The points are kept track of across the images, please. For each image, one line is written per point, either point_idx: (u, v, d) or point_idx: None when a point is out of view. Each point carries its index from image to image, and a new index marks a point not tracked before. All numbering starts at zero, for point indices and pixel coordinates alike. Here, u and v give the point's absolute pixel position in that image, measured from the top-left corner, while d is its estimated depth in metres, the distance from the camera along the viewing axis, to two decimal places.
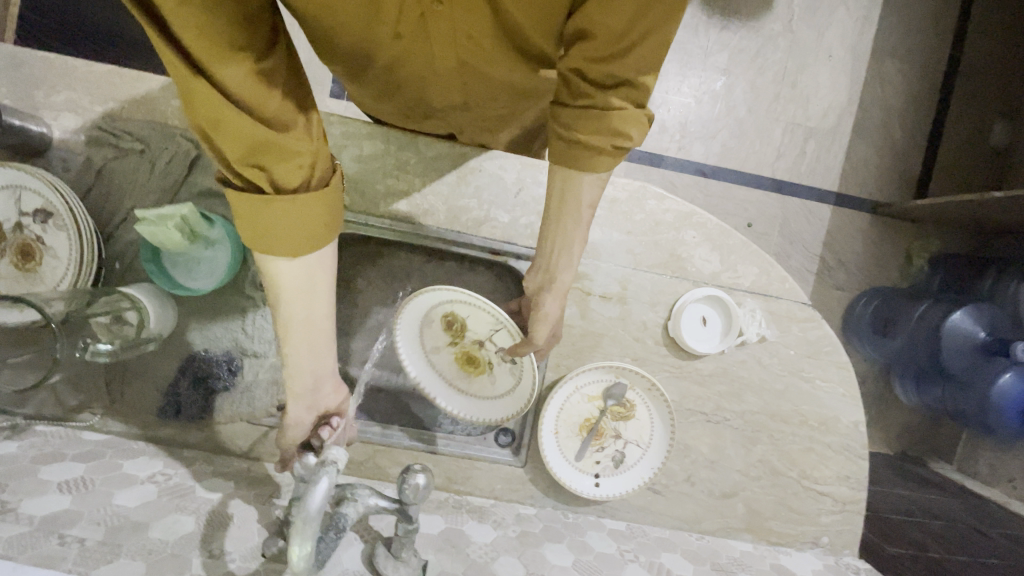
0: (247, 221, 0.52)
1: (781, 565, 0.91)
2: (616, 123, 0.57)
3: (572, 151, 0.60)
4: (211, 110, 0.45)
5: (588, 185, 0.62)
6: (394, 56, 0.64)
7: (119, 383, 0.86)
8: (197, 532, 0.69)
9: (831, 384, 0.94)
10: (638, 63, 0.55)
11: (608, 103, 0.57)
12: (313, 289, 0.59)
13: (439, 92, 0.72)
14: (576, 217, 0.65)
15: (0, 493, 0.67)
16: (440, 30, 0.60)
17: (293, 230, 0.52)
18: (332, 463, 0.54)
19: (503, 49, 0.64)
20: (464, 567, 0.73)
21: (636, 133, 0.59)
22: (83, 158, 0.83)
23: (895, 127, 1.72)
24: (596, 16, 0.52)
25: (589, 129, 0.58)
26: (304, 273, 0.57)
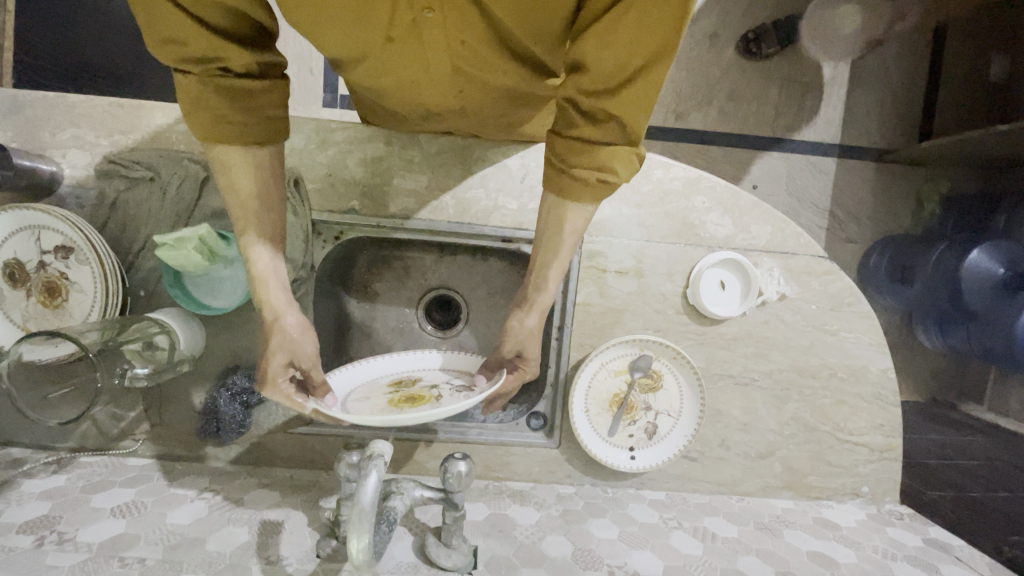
0: (201, 122, 0.56)
1: (824, 518, 0.92)
2: (603, 158, 0.58)
3: (564, 179, 0.62)
4: (173, 26, 0.50)
5: (574, 214, 0.65)
6: (387, 59, 0.65)
7: (156, 408, 0.88)
8: (251, 541, 0.70)
9: (856, 334, 0.94)
10: (626, 107, 0.55)
11: (599, 138, 0.58)
12: (269, 184, 0.64)
13: (434, 98, 0.74)
14: (559, 242, 0.68)
15: (56, 525, 0.71)
16: (431, 35, 0.59)
17: (249, 126, 0.57)
18: (378, 457, 0.55)
19: (498, 53, 0.63)
20: (513, 549, 0.74)
21: (620, 169, 0.59)
22: (95, 192, 0.84)
23: (892, 71, 1.69)
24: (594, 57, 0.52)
25: (580, 161, 0.60)
26: (256, 163, 0.61)
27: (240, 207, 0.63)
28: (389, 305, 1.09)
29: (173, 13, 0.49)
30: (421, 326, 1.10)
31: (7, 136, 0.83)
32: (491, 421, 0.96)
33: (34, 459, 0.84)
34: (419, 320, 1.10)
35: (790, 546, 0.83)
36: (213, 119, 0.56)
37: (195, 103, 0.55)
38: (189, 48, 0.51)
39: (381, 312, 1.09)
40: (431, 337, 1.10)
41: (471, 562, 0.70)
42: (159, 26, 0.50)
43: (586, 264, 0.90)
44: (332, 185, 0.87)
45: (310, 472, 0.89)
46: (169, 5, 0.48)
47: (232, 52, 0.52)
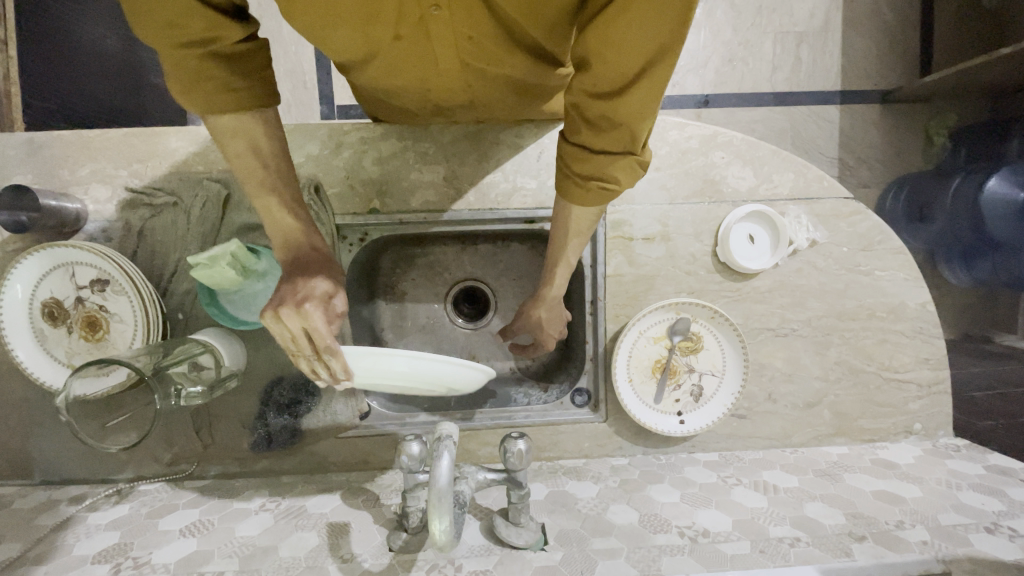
0: (206, 99, 0.55)
1: (881, 458, 0.92)
2: (603, 168, 0.59)
3: (567, 183, 0.63)
4: (173, 9, 0.48)
5: (582, 216, 0.66)
6: (396, 56, 0.64)
7: (207, 429, 0.89)
8: (323, 543, 0.71)
9: (891, 271, 0.93)
10: (628, 120, 0.54)
11: (600, 148, 0.58)
12: (274, 144, 0.63)
13: (445, 94, 0.75)
14: (567, 240, 0.71)
15: (130, 551, 0.72)
16: (439, 31, 0.59)
17: (249, 99, 0.57)
18: (447, 438, 0.57)
19: (505, 46, 0.63)
20: (580, 522, 0.74)
21: (621, 178, 0.60)
22: (122, 223, 0.85)
23: (886, 8, 1.66)
24: (598, 63, 0.51)
25: (583, 168, 0.61)
26: (255, 129, 0.60)
27: (253, 178, 0.62)
28: (417, 303, 1.09)
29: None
30: (451, 320, 1.09)
31: (28, 178, 0.84)
32: (535, 404, 0.97)
33: (97, 491, 0.85)
34: (449, 314, 1.10)
35: (852, 488, 0.83)
36: (218, 91, 0.55)
37: (194, 80, 0.53)
38: (183, 28, 0.50)
39: (410, 310, 1.09)
40: (463, 330, 1.10)
41: (541, 538, 0.70)
42: (154, 12, 0.48)
43: (612, 235, 0.90)
44: (351, 188, 0.87)
45: (365, 474, 0.90)
46: None
47: (228, 29, 0.52)
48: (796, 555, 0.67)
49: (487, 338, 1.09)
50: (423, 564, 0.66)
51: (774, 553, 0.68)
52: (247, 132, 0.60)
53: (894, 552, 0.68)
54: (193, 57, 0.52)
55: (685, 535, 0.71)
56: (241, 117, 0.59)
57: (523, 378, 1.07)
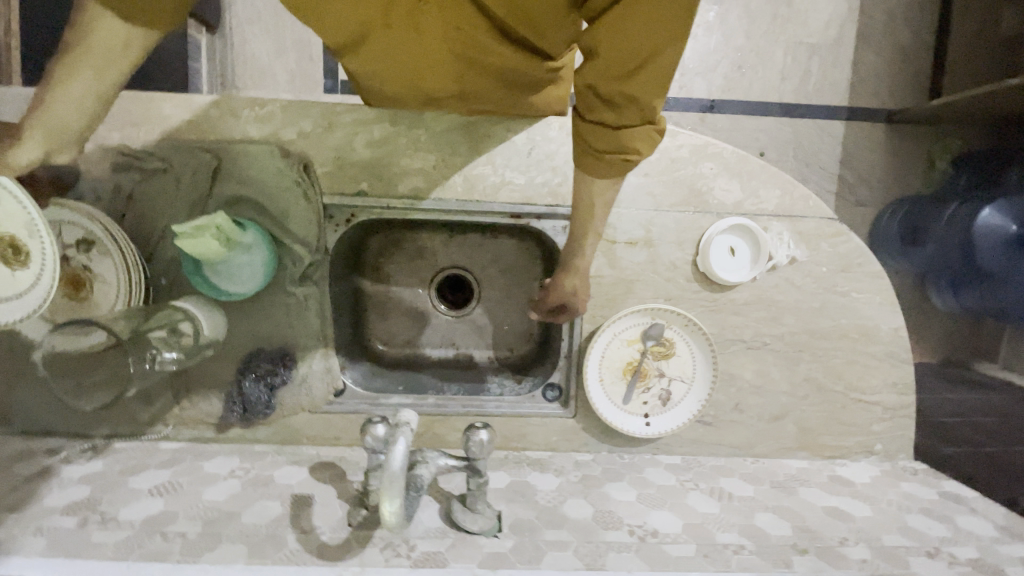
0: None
1: (839, 475, 0.94)
2: (624, 140, 0.61)
3: (589, 158, 0.65)
4: None
5: (605, 187, 0.69)
6: (386, 43, 0.65)
7: (184, 393, 0.91)
8: (285, 513, 0.73)
9: (868, 295, 0.95)
10: (642, 96, 0.56)
11: (620, 124, 0.60)
12: (124, 51, 0.67)
13: (435, 85, 0.75)
14: (593, 212, 0.74)
15: (97, 506, 0.74)
16: (427, 19, 0.61)
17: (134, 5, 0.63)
18: (405, 425, 0.59)
19: (495, 41, 0.65)
20: (536, 513, 0.76)
21: (642, 150, 0.62)
22: (112, 185, 0.86)
23: (901, 27, 1.64)
24: (614, 45, 0.53)
25: (603, 142, 0.62)
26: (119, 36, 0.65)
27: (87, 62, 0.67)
28: (401, 286, 1.10)
29: None
30: (433, 306, 1.10)
31: None
32: (508, 395, 0.99)
33: (73, 445, 0.88)
34: (432, 300, 1.11)
35: (806, 502, 0.85)
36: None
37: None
38: None
39: (393, 293, 1.10)
40: (444, 317, 1.11)
41: (496, 526, 0.72)
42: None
43: None
44: (340, 169, 0.88)
45: (336, 449, 0.92)
46: None
47: None
48: (738, 562, 0.70)
49: (467, 327, 1.11)
50: (378, 541, 0.69)
51: (717, 558, 0.70)
52: (112, 34, 0.65)
53: (833, 567, 0.70)
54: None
55: (634, 534, 0.73)
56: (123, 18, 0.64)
57: (498, 368, 1.09)
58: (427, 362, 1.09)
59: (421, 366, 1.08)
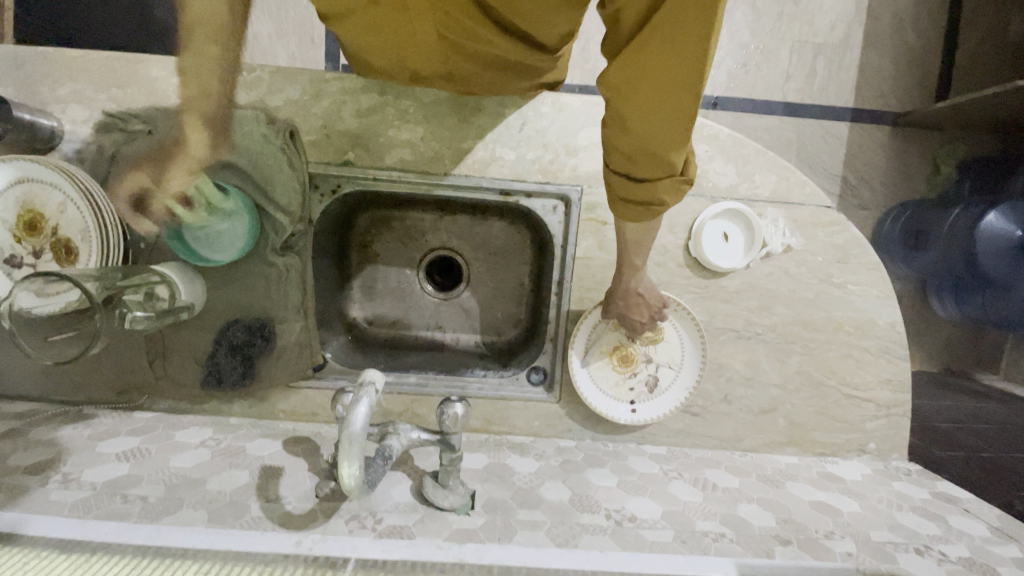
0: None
1: (829, 472, 0.91)
2: (648, 193, 0.62)
3: (620, 207, 0.66)
4: None
5: (637, 231, 0.71)
6: (372, 16, 0.63)
7: (160, 362, 0.89)
8: (252, 482, 0.72)
9: (864, 287, 0.92)
10: (666, 154, 0.57)
11: (645, 178, 0.61)
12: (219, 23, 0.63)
13: (423, 63, 0.73)
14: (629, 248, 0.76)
15: (61, 467, 0.72)
16: (414, 0, 0.58)
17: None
18: (370, 385, 0.57)
19: (482, 26, 0.62)
20: (511, 493, 0.74)
21: (671, 199, 0.63)
22: (95, 146, 0.85)
23: (909, 29, 1.62)
24: (635, 116, 0.54)
25: (635, 195, 0.63)
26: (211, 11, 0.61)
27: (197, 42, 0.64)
28: (389, 265, 1.09)
29: None
30: (421, 286, 1.09)
31: (8, 91, 0.84)
32: (492, 377, 0.97)
33: (44, 411, 0.86)
34: (420, 281, 1.10)
35: (792, 496, 0.82)
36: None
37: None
38: None
39: (380, 271, 1.09)
40: (431, 298, 1.09)
41: (469, 503, 0.70)
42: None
43: (585, 217, 0.89)
44: (328, 138, 0.87)
45: (312, 425, 0.90)
46: None
47: None
48: (716, 549, 0.67)
49: (455, 309, 1.09)
50: (344, 512, 0.66)
51: (695, 544, 0.68)
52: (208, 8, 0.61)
53: (815, 559, 0.67)
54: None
55: (611, 517, 0.71)
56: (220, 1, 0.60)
57: (485, 352, 1.07)
58: (412, 343, 1.08)
59: (405, 347, 1.07)
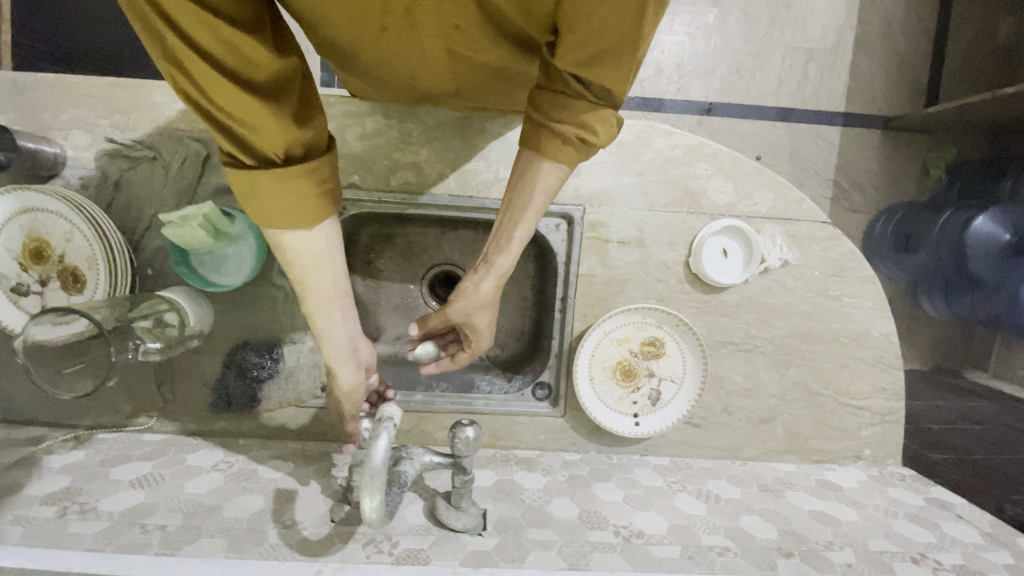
0: (282, 210, 0.51)
1: (826, 479, 0.94)
2: (583, 118, 0.54)
3: (542, 134, 0.57)
4: (253, 125, 0.45)
5: (548, 174, 0.59)
6: (381, 42, 0.62)
7: (169, 385, 0.89)
8: (267, 507, 0.73)
9: (859, 299, 0.95)
10: (608, 70, 0.51)
11: (580, 96, 0.53)
12: (323, 256, 0.57)
13: (432, 79, 0.74)
14: (529, 199, 0.60)
15: (77, 496, 0.73)
16: (426, 22, 0.58)
17: (287, 207, 0.51)
18: (389, 420, 0.58)
19: (490, 37, 0.62)
20: (521, 512, 0.76)
21: (600, 130, 0.55)
22: (98, 171, 0.85)
23: (898, 34, 1.65)
24: (578, 13, 0.47)
25: (560, 117, 0.55)
26: (314, 242, 0.56)
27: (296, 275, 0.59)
28: (392, 281, 1.10)
29: (225, 88, 0.42)
30: (425, 302, 1.10)
31: (8, 119, 0.83)
32: (497, 392, 0.98)
33: (54, 436, 0.86)
34: (424, 296, 1.11)
35: (792, 505, 0.85)
36: (283, 208, 0.51)
37: (264, 200, 0.50)
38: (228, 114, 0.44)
39: (383, 288, 1.09)
40: None
41: (480, 523, 0.72)
42: (212, 93, 0.43)
43: (588, 235, 0.91)
44: None
45: (322, 444, 0.91)
46: (231, 88, 0.42)
47: (275, 129, 0.46)
48: (722, 564, 0.70)
49: None
50: (360, 536, 0.68)
51: (701, 560, 0.70)
52: (308, 244, 0.56)
53: (816, 571, 0.70)
54: (222, 116, 0.44)
55: (619, 534, 0.73)
56: (305, 227, 0.54)
57: (489, 365, 1.09)
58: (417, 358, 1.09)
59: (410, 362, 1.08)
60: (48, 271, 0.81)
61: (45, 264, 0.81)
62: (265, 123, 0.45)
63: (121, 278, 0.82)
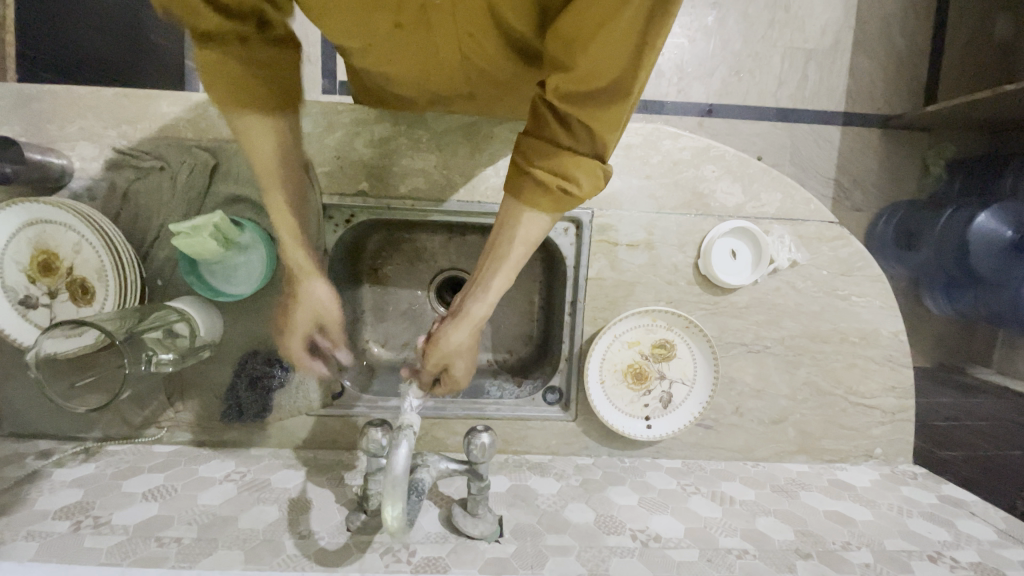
0: (238, 94, 0.59)
1: (839, 479, 0.94)
2: (565, 164, 0.54)
3: (525, 181, 0.56)
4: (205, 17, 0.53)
5: (528, 222, 0.58)
6: (393, 44, 0.62)
7: (179, 395, 0.89)
8: (283, 517, 0.73)
9: (868, 298, 0.95)
10: (598, 111, 0.51)
11: (565, 141, 0.54)
12: (281, 138, 0.66)
13: (442, 84, 0.74)
14: (508, 250, 0.61)
15: (91, 510, 0.72)
16: (441, 24, 0.58)
17: (243, 97, 0.59)
18: (408, 428, 0.59)
19: (502, 49, 0.63)
20: (537, 517, 0.76)
21: (584, 181, 0.55)
22: (106, 182, 0.85)
23: (896, 34, 1.66)
24: (573, 47, 0.48)
25: (544, 164, 0.55)
26: (269, 129, 0.64)
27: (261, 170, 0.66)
28: (399, 287, 1.09)
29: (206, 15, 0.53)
30: (433, 308, 1.10)
31: (15, 131, 0.83)
32: (508, 397, 0.98)
33: (64, 449, 0.85)
34: (431, 302, 1.11)
35: (807, 506, 0.85)
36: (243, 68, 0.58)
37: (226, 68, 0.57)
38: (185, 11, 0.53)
39: (391, 294, 1.09)
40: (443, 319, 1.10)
41: (498, 529, 0.71)
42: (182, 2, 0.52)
43: (597, 239, 0.91)
44: (341, 168, 0.87)
45: (334, 453, 0.91)
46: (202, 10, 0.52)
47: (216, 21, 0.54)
48: (741, 566, 0.70)
49: None
50: (378, 545, 0.68)
51: (720, 563, 0.70)
52: (258, 135, 0.63)
53: (835, 571, 0.70)
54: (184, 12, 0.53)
55: (636, 538, 0.73)
56: (258, 118, 0.62)
57: (498, 370, 1.09)
58: None
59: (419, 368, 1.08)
60: (56, 284, 0.81)
61: (54, 278, 0.81)
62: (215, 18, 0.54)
63: (131, 289, 0.82)
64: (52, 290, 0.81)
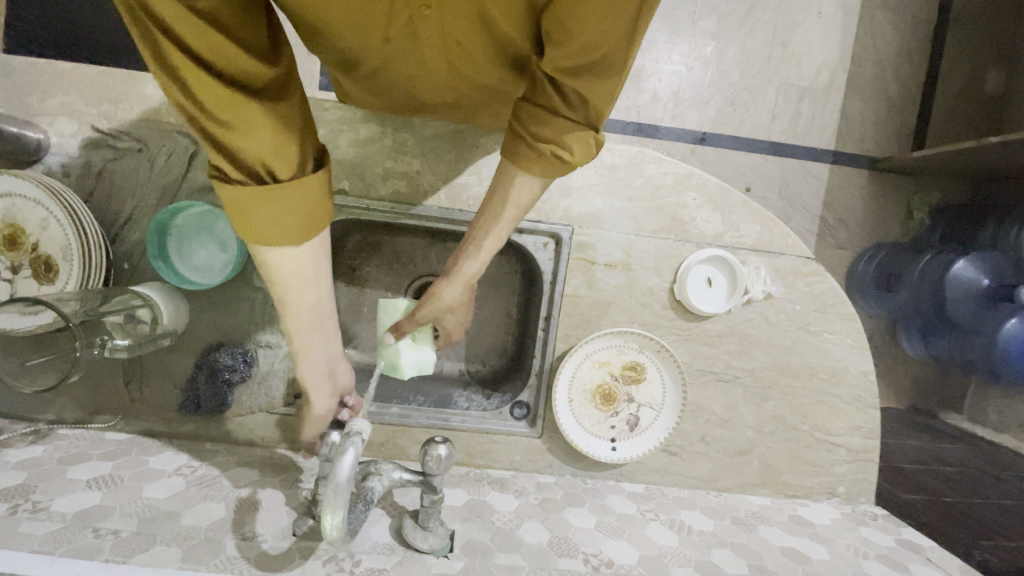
0: (267, 227, 0.49)
1: (800, 516, 0.93)
2: (557, 133, 0.55)
3: (520, 148, 0.57)
4: (222, 112, 0.42)
5: (522, 185, 0.60)
6: (380, 49, 0.61)
7: (137, 382, 0.87)
8: (228, 516, 0.70)
9: (839, 336, 0.95)
10: (592, 83, 0.51)
11: (559, 110, 0.54)
12: (310, 276, 0.55)
13: (430, 92, 0.73)
14: (501, 212, 0.62)
15: (31, 494, 0.69)
16: (428, 32, 0.57)
17: (274, 223, 0.49)
18: (357, 434, 0.57)
19: (489, 54, 0.62)
20: (490, 534, 0.74)
21: (577, 149, 0.56)
22: (81, 160, 0.83)
23: (889, 79, 1.69)
24: (565, 23, 0.47)
25: (537, 131, 0.56)
26: (299, 259, 0.53)
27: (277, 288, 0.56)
28: (376, 289, 1.08)
29: (231, 104, 0.41)
30: None
31: None
32: (474, 409, 0.96)
33: (10, 429, 0.82)
34: None
35: (765, 541, 0.84)
36: (264, 219, 0.48)
37: (253, 213, 0.48)
38: (205, 103, 0.41)
39: (367, 296, 1.08)
40: None
41: (447, 545, 0.70)
42: (202, 101, 0.41)
43: (575, 256, 0.91)
44: None
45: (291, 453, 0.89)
46: (224, 94, 0.41)
47: (253, 124, 0.43)
48: None
49: None
50: (321, 553, 0.66)
51: None
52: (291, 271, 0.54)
53: None
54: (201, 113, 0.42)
55: (588, 563, 0.72)
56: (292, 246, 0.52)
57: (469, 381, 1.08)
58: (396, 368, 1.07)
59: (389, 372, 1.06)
60: (20, 258, 0.79)
61: (19, 251, 0.79)
62: (244, 118, 0.42)
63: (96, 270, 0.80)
64: (15, 263, 0.80)
